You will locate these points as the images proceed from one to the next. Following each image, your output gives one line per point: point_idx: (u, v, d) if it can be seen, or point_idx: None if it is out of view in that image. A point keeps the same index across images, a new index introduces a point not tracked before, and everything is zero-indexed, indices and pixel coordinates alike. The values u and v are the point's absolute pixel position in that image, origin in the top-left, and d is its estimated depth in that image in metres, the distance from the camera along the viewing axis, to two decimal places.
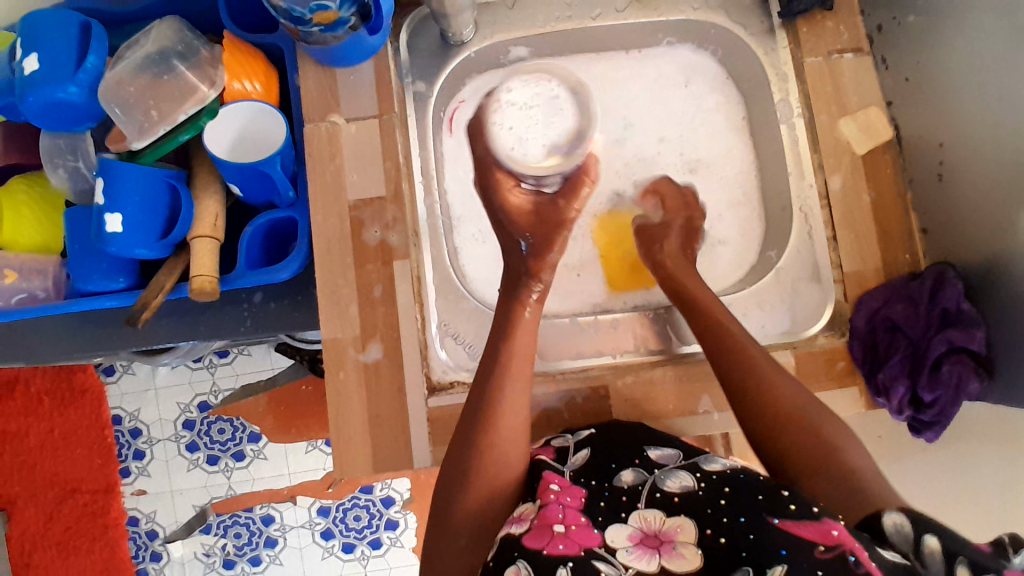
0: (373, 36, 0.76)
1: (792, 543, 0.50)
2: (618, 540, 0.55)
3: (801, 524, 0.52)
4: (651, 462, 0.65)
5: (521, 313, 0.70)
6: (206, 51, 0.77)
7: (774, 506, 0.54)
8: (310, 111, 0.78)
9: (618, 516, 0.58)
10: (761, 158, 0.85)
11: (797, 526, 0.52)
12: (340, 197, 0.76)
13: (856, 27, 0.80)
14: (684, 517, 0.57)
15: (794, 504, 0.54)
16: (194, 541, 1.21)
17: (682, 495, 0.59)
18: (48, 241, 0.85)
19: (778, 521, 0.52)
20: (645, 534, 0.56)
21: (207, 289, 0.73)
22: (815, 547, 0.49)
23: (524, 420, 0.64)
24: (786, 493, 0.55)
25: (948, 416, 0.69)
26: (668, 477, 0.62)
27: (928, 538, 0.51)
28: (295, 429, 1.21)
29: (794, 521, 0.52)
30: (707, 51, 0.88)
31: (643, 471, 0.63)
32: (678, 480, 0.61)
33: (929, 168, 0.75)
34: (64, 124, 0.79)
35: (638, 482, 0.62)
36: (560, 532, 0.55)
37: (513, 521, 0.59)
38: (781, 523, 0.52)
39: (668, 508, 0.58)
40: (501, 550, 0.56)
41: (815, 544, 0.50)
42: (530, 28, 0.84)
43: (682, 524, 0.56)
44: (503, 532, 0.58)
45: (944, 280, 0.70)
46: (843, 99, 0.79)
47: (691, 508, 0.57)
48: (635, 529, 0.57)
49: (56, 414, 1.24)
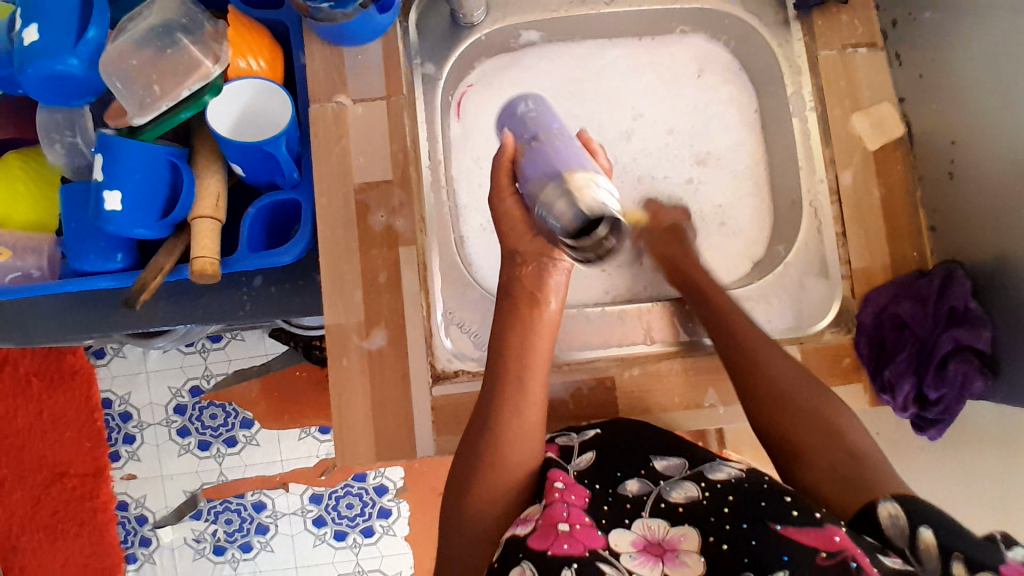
0: (382, 15, 0.75)
1: (796, 550, 0.50)
2: (621, 545, 0.56)
3: (803, 531, 0.51)
4: (657, 474, 0.63)
5: None
6: (209, 26, 0.74)
7: (777, 512, 0.53)
8: (316, 92, 0.77)
9: (622, 522, 0.59)
10: (770, 152, 0.85)
11: (799, 533, 0.51)
12: (344, 180, 0.75)
13: (871, 22, 0.80)
14: (688, 525, 0.56)
15: (797, 510, 0.53)
16: (184, 527, 1.20)
17: (686, 505, 0.58)
18: (40, 211, 0.83)
19: (780, 527, 0.52)
20: (649, 542, 0.56)
21: (208, 271, 0.71)
22: (817, 554, 0.49)
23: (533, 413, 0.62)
24: (788, 499, 0.54)
25: (953, 413, 0.69)
26: (673, 489, 0.61)
27: (923, 531, 0.49)
28: (289, 414, 1.20)
29: (797, 527, 0.52)
30: (721, 41, 0.87)
31: (648, 482, 0.63)
32: (684, 491, 0.60)
33: (940, 166, 0.74)
34: (61, 97, 0.76)
35: (643, 492, 0.62)
36: (566, 531, 0.54)
37: (518, 522, 0.57)
38: (782, 529, 0.52)
39: (671, 517, 0.58)
40: (505, 552, 0.55)
41: (817, 551, 0.49)
42: (542, 13, 0.82)
43: (686, 533, 0.56)
44: (508, 532, 0.57)
45: (953, 279, 0.70)
46: (856, 94, 0.79)
47: (694, 516, 0.57)
48: (639, 536, 0.57)
49: (45, 396, 1.22)
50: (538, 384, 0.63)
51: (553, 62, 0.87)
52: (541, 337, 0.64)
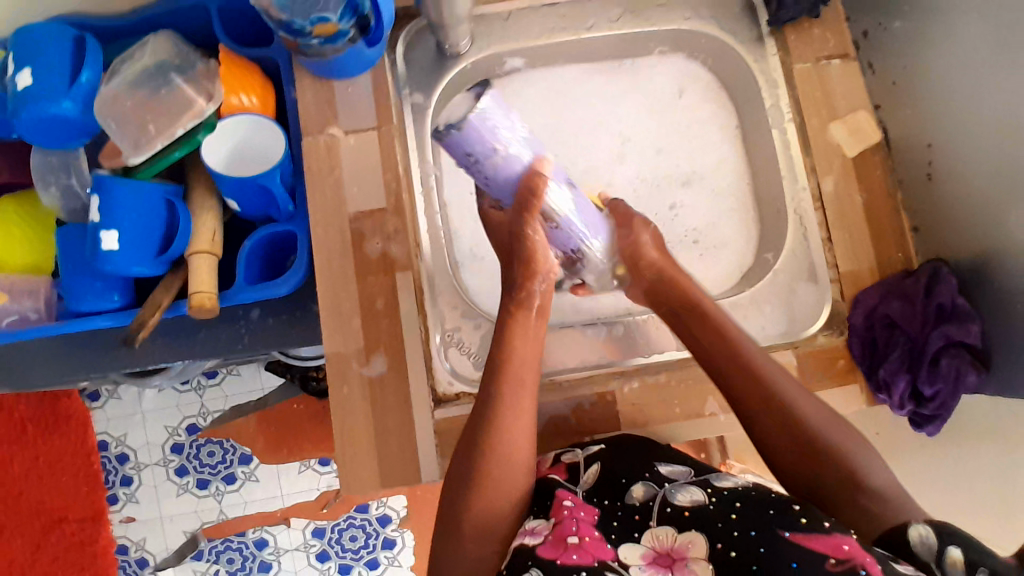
0: (371, 48, 0.76)
1: (805, 557, 0.51)
2: (631, 557, 0.56)
3: (812, 538, 0.52)
4: (662, 477, 0.63)
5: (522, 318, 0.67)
6: (201, 64, 0.77)
7: (785, 519, 0.54)
8: (308, 125, 0.78)
9: (631, 535, 0.59)
10: (752, 163, 0.87)
11: (809, 539, 0.52)
12: (340, 210, 0.76)
13: (842, 35, 0.83)
14: (695, 531, 0.56)
15: (805, 518, 0.54)
16: (186, 568, 1.18)
17: (693, 509, 0.58)
18: (40, 247, 0.84)
19: (790, 534, 0.53)
20: (658, 553, 0.57)
21: (206, 305, 0.72)
22: (826, 560, 0.50)
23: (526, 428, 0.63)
24: (796, 508, 0.55)
25: (949, 409, 0.70)
26: (678, 491, 0.61)
27: (952, 550, 0.50)
28: (287, 448, 1.19)
29: (805, 534, 0.53)
30: (698, 60, 0.89)
31: (652, 485, 0.63)
32: (688, 494, 0.60)
33: (918, 169, 0.77)
34: (56, 140, 0.77)
35: (649, 497, 0.61)
36: (575, 542, 0.57)
37: (525, 533, 0.60)
38: (792, 536, 0.53)
39: (678, 522, 0.58)
40: (514, 561, 0.57)
41: (827, 557, 0.50)
42: (526, 40, 0.85)
43: (693, 540, 0.56)
44: (517, 542, 0.59)
45: (938, 277, 0.72)
46: (831, 103, 0.81)
47: (701, 521, 0.57)
48: (649, 548, 0.57)
49: (40, 441, 1.21)
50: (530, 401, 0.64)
51: (537, 87, 0.89)
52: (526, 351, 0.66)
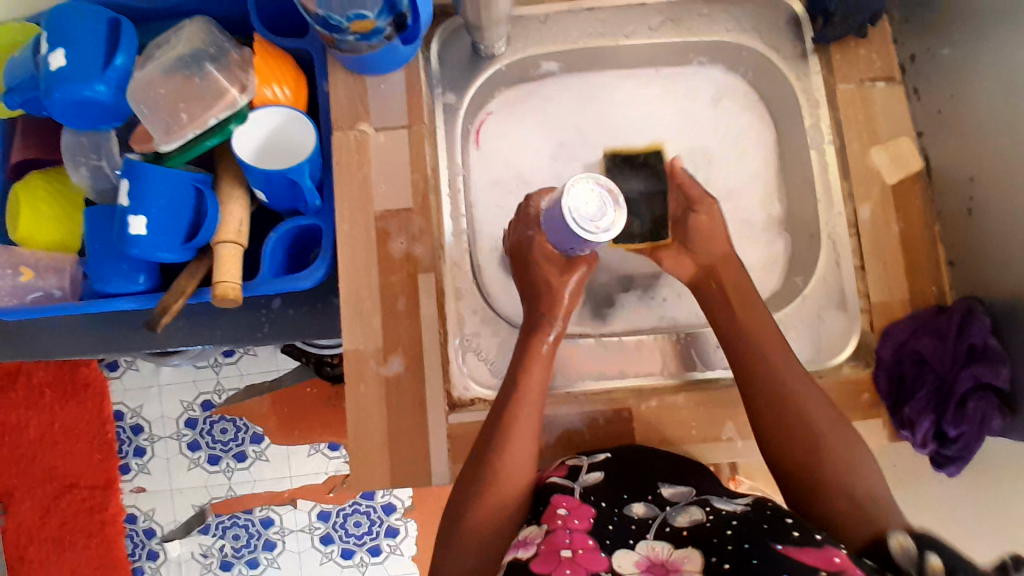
0: (406, 47, 0.75)
1: (797, 569, 0.49)
2: (624, 565, 0.56)
3: (805, 551, 0.51)
4: (664, 500, 0.63)
5: (538, 345, 0.69)
6: (236, 54, 0.76)
7: (778, 533, 0.53)
8: (339, 119, 0.78)
9: (626, 542, 0.59)
10: (787, 182, 0.85)
11: (802, 553, 0.51)
12: (366, 207, 0.76)
13: (889, 56, 0.80)
14: (691, 548, 0.56)
15: (797, 531, 0.53)
16: (192, 541, 1.20)
17: (691, 529, 0.58)
18: (64, 221, 0.84)
19: (781, 547, 0.52)
20: (652, 562, 0.57)
21: (230, 295, 0.72)
22: (818, 572, 0.48)
23: (532, 447, 0.65)
24: (789, 521, 0.55)
25: (973, 451, 0.68)
26: (678, 513, 0.61)
27: (933, 558, 0.48)
28: (298, 431, 1.20)
29: (797, 548, 0.52)
30: (738, 73, 0.87)
31: (654, 506, 0.63)
32: (688, 514, 0.60)
33: (959, 203, 0.74)
34: (87, 122, 0.78)
35: (649, 516, 0.62)
36: (568, 556, 0.56)
37: (518, 545, 0.59)
38: (784, 548, 0.51)
39: (675, 540, 0.58)
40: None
41: (818, 569, 0.49)
42: (563, 43, 0.83)
43: (689, 555, 0.56)
44: (508, 556, 0.59)
45: (972, 316, 0.69)
46: (874, 126, 0.79)
47: (696, 538, 0.57)
48: (642, 556, 0.57)
49: (58, 407, 1.22)
50: (529, 419, 0.65)
51: (570, 92, 0.87)
52: (534, 371, 0.68)
